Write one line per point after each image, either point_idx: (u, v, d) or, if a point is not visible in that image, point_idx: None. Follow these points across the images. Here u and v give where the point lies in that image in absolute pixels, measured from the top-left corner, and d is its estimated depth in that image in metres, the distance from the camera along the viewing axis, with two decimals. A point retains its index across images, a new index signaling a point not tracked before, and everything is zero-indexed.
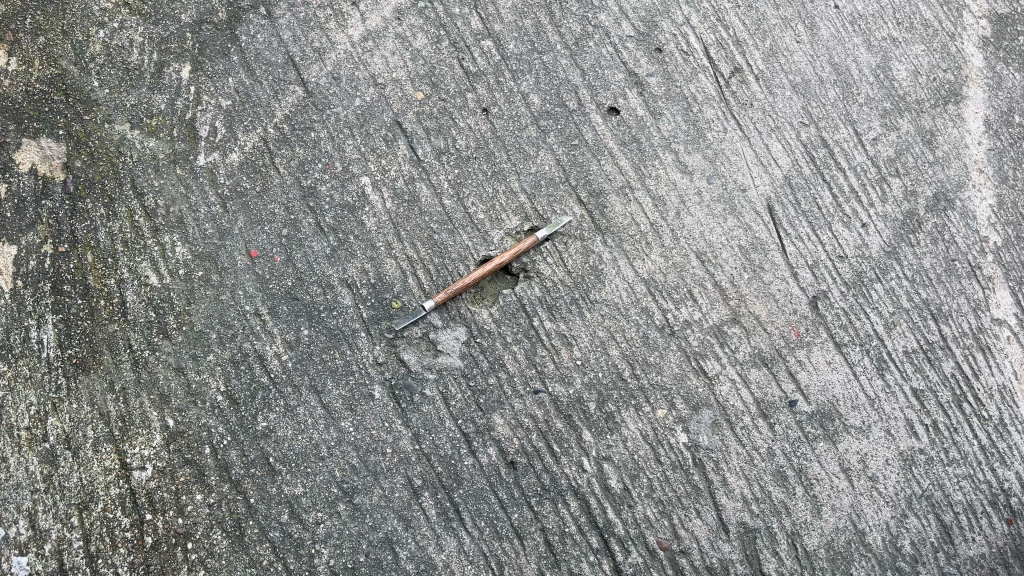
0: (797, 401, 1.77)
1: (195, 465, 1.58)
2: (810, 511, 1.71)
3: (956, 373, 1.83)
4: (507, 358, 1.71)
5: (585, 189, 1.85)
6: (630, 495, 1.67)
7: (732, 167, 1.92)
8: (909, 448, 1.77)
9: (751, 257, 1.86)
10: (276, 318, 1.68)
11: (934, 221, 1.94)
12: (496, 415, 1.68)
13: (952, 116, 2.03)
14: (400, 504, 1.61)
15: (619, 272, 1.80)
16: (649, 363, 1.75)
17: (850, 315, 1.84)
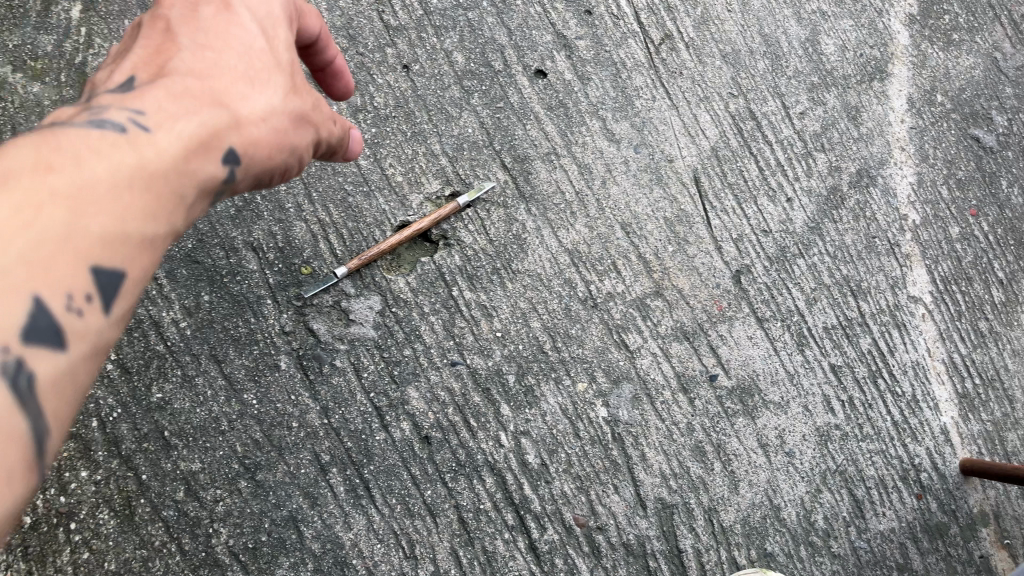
0: (717, 376, 1.75)
1: (80, 439, 1.45)
2: (727, 486, 1.69)
3: (873, 350, 1.84)
4: (424, 328, 1.64)
5: (509, 154, 1.78)
6: (548, 470, 1.62)
7: (660, 137, 1.87)
8: (826, 423, 1.77)
9: (676, 229, 1.82)
10: (174, 283, 1.56)
11: (856, 197, 1.94)
12: (411, 388, 1.60)
13: (877, 93, 2.03)
14: (307, 480, 1.52)
15: (542, 241, 1.74)
16: (571, 336, 1.70)
17: (772, 290, 1.83)
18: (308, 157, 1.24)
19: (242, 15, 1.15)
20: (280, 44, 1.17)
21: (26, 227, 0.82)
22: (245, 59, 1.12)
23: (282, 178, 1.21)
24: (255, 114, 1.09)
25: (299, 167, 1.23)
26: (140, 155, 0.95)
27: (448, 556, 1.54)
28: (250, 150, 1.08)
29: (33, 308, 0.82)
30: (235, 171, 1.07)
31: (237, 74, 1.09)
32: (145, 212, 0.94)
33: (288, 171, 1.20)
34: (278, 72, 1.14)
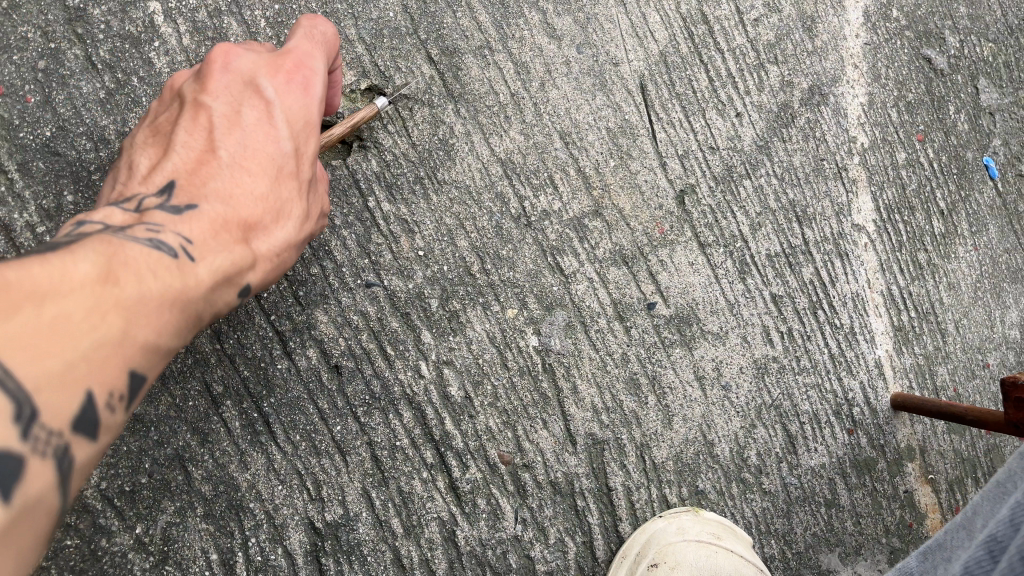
0: (655, 304, 1.62)
1: None
2: (661, 421, 1.59)
3: (814, 280, 1.75)
4: (335, 244, 1.43)
5: (437, 46, 1.55)
6: (472, 404, 1.47)
7: (605, 37, 1.67)
8: (764, 356, 1.68)
9: (619, 142, 1.65)
10: (27, 179, 1.31)
11: (807, 116, 1.81)
12: (319, 311, 1.41)
13: (834, 2, 1.88)
14: (195, 415, 1.33)
15: (472, 148, 1.54)
16: (501, 258, 1.53)
17: (717, 214, 1.69)
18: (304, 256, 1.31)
19: (278, 125, 1.18)
20: (308, 156, 1.21)
21: (91, 337, 0.86)
22: (277, 184, 1.17)
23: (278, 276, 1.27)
24: (277, 248, 1.17)
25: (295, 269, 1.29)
26: (182, 283, 1.02)
27: (359, 498, 1.39)
28: (263, 275, 1.17)
29: (82, 403, 0.85)
30: (247, 287, 1.15)
31: (267, 201, 1.16)
32: (171, 332, 1.00)
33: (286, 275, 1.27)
34: (300, 200, 1.20)
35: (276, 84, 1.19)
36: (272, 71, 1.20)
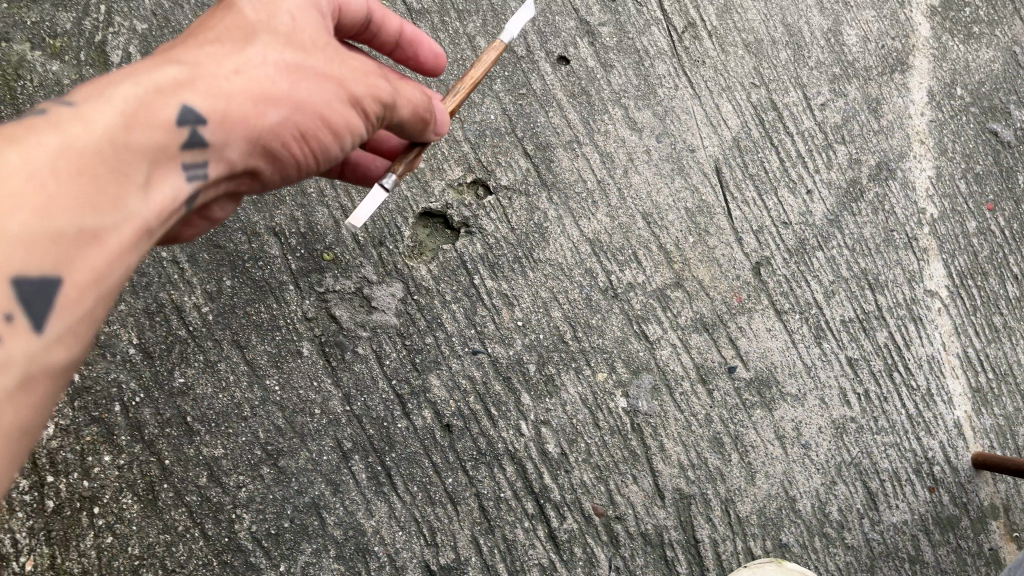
0: (735, 367, 1.75)
1: (103, 424, 1.46)
2: (744, 477, 1.70)
3: (889, 344, 1.85)
4: (445, 316, 1.63)
5: (531, 142, 1.76)
6: (567, 460, 1.63)
7: (682, 127, 1.86)
8: (841, 416, 1.78)
9: (697, 220, 1.82)
10: (195, 267, 1.55)
11: (875, 190, 1.93)
12: (432, 376, 1.60)
13: (897, 85, 2.02)
14: (328, 467, 1.52)
15: (563, 230, 1.73)
16: (591, 327, 1.70)
17: (791, 283, 1.83)
18: (352, 111, 1.19)
19: (219, 17, 1.13)
20: (231, 20, 1.12)
21: None
22: (223, 36, 1.09)
23: (319, 137, 1.18)
24: (227, 84, 1.06)
25: (342, 120, 1.18)
26: (64, 134, 0.90)
27: (468, 544, 1.55)
28: (238, 122, 1.07)
29: None
30: (217, 135, 1.05)
31: (208, 54, 1.07)
32: (87, 200, 0.88)
33: (321, 132, 1.17)
34: (238, 40, 1.10)
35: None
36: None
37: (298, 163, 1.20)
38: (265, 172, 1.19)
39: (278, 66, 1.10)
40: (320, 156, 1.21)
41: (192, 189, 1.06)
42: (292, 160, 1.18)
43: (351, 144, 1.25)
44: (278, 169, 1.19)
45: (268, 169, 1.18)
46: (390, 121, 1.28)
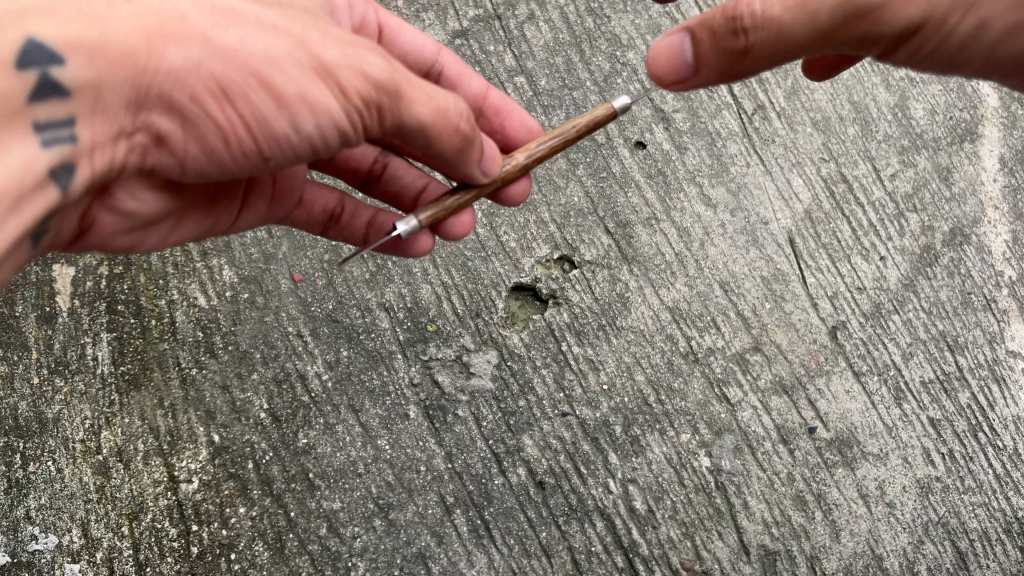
0: (816, 428, 1.82)
1: (238, 479, 1.65)
2: (829, 535, 1.76)
3: (972, 404, 1.88)
4: (537, 381, 1.78)
5: (612, 220, 1.92)
6: (655, 516, 1.73)
7: (755, 202, 1.99)
8: (926, 475, 1.82)
9: (772, 287, 1.92)
10: (316, 339, 1.76)
11: (950, 255, 2.00)
12: (526, 436, 1.75)
13: (968, 153, 2.10)
14: (433, 520, 1.67)
15: (644, 300, 1.87)
16: (674, 390, 1.81)
17: (868, 345, 1.90)
18: (318, 82, 1.15)
19: None
20: None
21: None
22: None
23: (253, 101, 1.14)
24: (123, 14, 1.08)
25: (283, 80, 1.14)
26: None
27: None
28: (121, 58, 1.07)
29: None
30: (91, 72, 1.07)
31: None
32: None
33: (253, 93, 1.13)
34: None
35: None
36: None
37: (229, 134, 1.17)
38: (180, 142, 1.18)
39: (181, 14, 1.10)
40: (264, 137, 1.18)
41: (56, 149, 1.10)
42: (219, 129, 1.16)
43: (337, 134, 1.21)
44: (199, 146, 1.19)
45: (179, 139, 1.17)
46: (402, 122, 1.24)
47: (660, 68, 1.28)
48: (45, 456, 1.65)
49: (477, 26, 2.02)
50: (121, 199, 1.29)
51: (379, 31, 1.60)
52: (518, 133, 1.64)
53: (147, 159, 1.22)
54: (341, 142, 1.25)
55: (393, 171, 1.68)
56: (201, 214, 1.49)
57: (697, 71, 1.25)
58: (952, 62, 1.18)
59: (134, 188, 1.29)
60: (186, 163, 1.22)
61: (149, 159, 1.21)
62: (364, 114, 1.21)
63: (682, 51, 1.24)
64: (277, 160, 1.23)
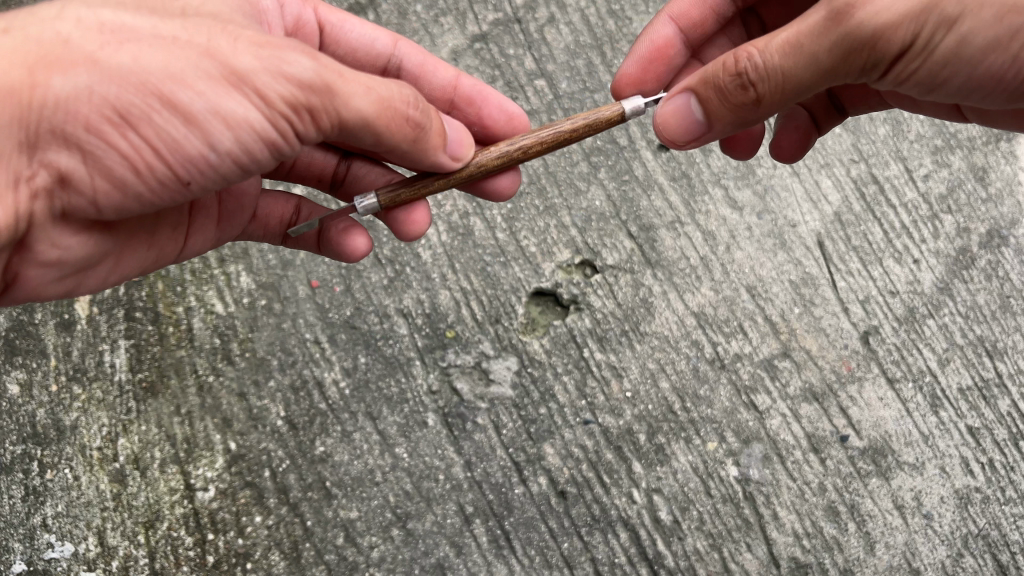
0: (849, 436, 1.76)
1: (255, 487, 1.64)
2: (863, 547, 1.70)
3: (1012, 412, 1.81)
4: (558, 388, 1.74)
5: (635, 224, 1.88)
6: (681, 527, 1.68)
7: (782, 204, 1.93)
8: (965, 486, 1.75)
9: (802, 291, 1.86)
10: (334, 346, 1.74)
11: (987, 257, 1.92)
12: (547, 444, 1.70)
13: (1006, 152, 2.02)
14: (452, 530, 1.64)
15: (669, 304, 1.82)
16: (699, 397, 1.76)
17: (903, 351, 1.83)
18: (228, 93, 1.13)
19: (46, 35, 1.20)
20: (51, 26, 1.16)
21: None
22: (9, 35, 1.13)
23: (159, 123, 1.13)
24: (6, 50, 1.10)
25: (188, 93, 1.12)
26: None
27: None
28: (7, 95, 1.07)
29: None
30: None
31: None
32: None
33: (156, 113, 1.12)
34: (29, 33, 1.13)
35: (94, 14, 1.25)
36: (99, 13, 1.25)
37: (140, 160, 1.15)
38: (91, 179, 1.15)
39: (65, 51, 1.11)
40: (179, 159, 1.16)
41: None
42: (129, 157, 1.14)
43: (260, 144, 1.19)
44: (110, 181, 1.16)
45: (86, 175, 1.15)
46: (344, 121, 1.21)
47: (671, 131, 1.35)
48: (62, 464, 1.64)
49: (496, 30, 1.99)
50: (44, 252, 1.24)
51: (323, 31, 1.58)
52: (496, 121, 1.58)
53: (60, 202, 1.18)
54: (267, 153, 1.22)
55: (356, 174, 1.63)
56: (142, 251, 1.42)
57: (710, 122, 1.32)
58: (937, 81, 1.22)
59: (56, 238, 1.24)
60: (102, 200, 1.18)
61: (61, 202, 1.18)
62: (286, 122, 1.18)
63: (690, 110, 1.32)
64: (198, 181, 1.21)
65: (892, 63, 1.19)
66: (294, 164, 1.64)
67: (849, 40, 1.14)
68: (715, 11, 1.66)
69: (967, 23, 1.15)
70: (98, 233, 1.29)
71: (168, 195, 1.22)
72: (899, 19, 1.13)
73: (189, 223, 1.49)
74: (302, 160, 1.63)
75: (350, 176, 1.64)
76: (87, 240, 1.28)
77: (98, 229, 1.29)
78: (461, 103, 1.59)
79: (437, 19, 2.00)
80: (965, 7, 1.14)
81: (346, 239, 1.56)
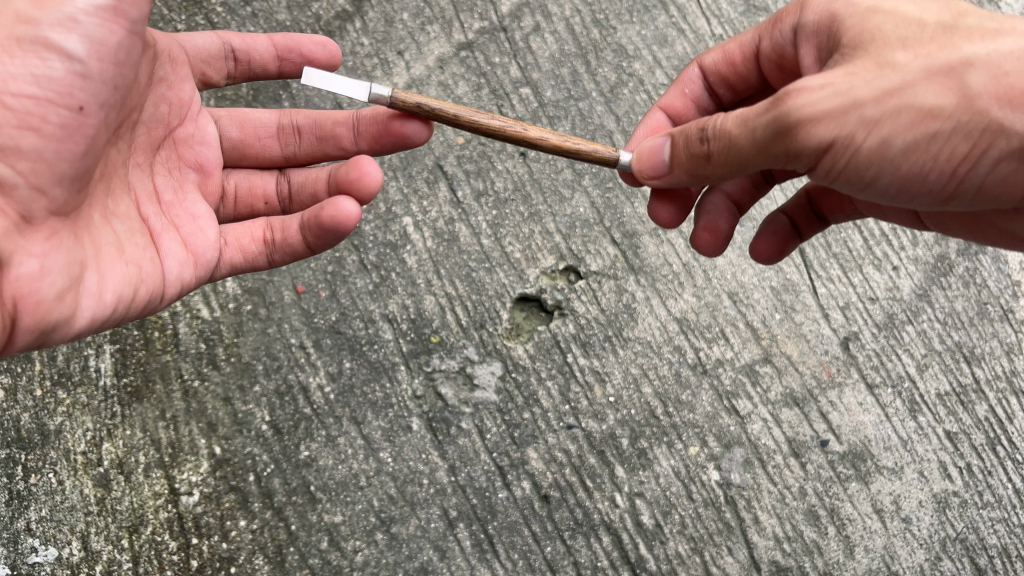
0: (828, 441, 1.78)
1: (239, 492, 1.64)
2: (843, 551, 1.72)
3: (990, 417, 1.84)
4: (542, 393, 1.76)
5: (619, 230, 1.90)
6: (663, 531, 1.69)
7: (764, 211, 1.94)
8: (943, 490, 1.77)
9: (783, 298, 1.88)
10: (319, 351, 1.75)
11: (965, 265, 1.95)
12: (530, 449, 1.72)
13: None
14: (436, 534, 1.66)
15: (651, 310, 1.84)
16: (681, 402, 1.78)
17: (882, 357, 1.85)
18: (53, 1, 1.19)
19: None
20: None
21: None
22: None
23: (29, 71, 1.18)
24: None
25: (29, 26, 1.18)
26: None
27: None
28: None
29: None
30: None
31: None
32: None
33: (14, 62, 1.17)
34: None
35: None
36: None
37: (43, 112, 1.18)
38: (13, 162, 1.15)
39: None
40: (59, 91, 1.19)
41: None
42: (29, 115, 1.17)
43: (111, 31, 1.23)
44: (29, 157, 1.16)
45: (7, 165, 1.14)
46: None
47: (641, 164, 1.40)
48: (46, 468, 1.65)
49: (482, 38, 2.01)
50: (22, 263, 1.13)
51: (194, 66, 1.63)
52: (318, 55, 1.68)
53: (8, 206, 1.14)
54: (130, 36, 1.25)
55: (298, 177, 1.62)
56: (121, 264, 1.29)
57: (673, 169, 1.35)
58: (863, 180, 1.23)
59: (27, 249, 1.14)
60: (41, 174, 1.16)
61: (11, 204, 1.14)
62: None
63: (662, 150, 1.35)
64: (92, 103, 1.22)
65: (817, 157, 1.20)
66: (236, 193, 1.61)
67: (778, 124, 1.16)
68: (698, 104, 1.65)
69: (890, 127, 1.16)
70: (66, 236, 1.20)
71: (85, 140, 1.22)
72: (824, 113, 1.15)
73: (155, 246, 1.37)
74: (241, 187, 1.62)
75: (295, 184, 1.63)
76: (60, 242, 1.19)
77: (65, 235, 1.20)
78: (285, 53, 1.67)
79: (424, 27, 2.01)
80: (885, 110, 1.15)
81: (334, 208, 1.37)
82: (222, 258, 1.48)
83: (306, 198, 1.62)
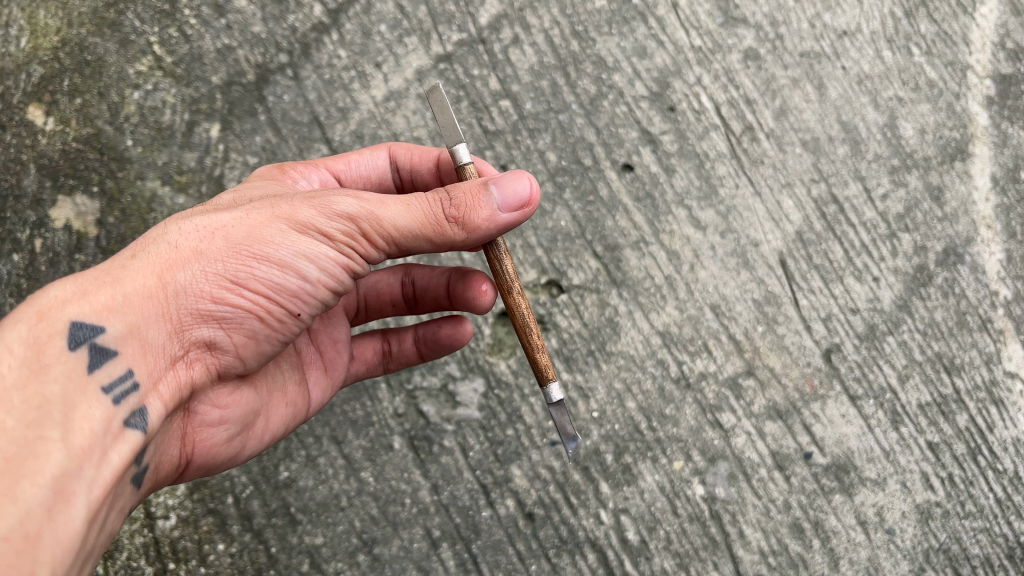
0: (812, 453, 1.77)
1: (217, 514, 1.65)
2: (827, 564, 1.72)
3: (971, 427, 1.80)
4: (525, 409, 1.75)
5: (601, 244, 1.88)
6: (648, 547, 1.70)
7: (744, 223, 1.91)
8: (926, 501, 1.76)
9: (765, 310, 1.86)
10: None
11: (944, 275, 1.88)
12: (514, 466, 1.72)
13: (959, 172, 1.94)
14: (419, 554, 1.67)
15: (634, 323, 1.83)
16: (666, 416, 1.77)
17: (864, 368, 1.82)
18: (302, 236, 1.24)
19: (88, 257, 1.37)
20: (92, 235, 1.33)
21: None
22: (147, 239, 1.25)
23: (260, 278, 1.24)
24: (134, 261, 1.21)
25: (272, 246, 1.23)
26: None
27: None
28: (146, 300, 1.19)
29: None
30: (124, 323, 1.18)
31: (129, 252, 1.23)
32: None
33: (259, 265, 1.23)
34: (175, 220, 1.27)
35: (227, 191, 1.41)
36: (233, 191, 1.41)
37: (250, 312, 1.26)
38: (231, 335, 1.28)
39: (232, 239, 1.23)
40: (287, 298, 1.27)
41: (127, 401, 1.17)
42: (235, 316, 1.25)
43: (341, 268, 1.29)
44: (242, 336, 1.29)
45: (227, 337, 1.28)
46: (453, 242, 1.27)
47: None
48: None
49: (461, 50, 1.98)
50: (206, 412, 1.35)
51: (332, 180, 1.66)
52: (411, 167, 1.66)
53: (212, 366, 1.30)
54: (351, 276, 1.33)
55: (421, 282, 1.67)
56: (284, 408, 1.49)
57: None
58: None
59: (213, 397, 1.35)
60: (242, 352, 1.31)
61: (212, 365, 1.30)
62: (358, 240, 1.26)
63: None
64: (308, 312, 1.32)
65: None
66: (364, 301, 1.68)
67: None
68: None
69: None
70: (246, 388, 1.40)
71: (281, 336, 1.33)
72: None
73: (306, 380, 1.54)
74: (369, 295, 1.68)
75: (417, 286, 1.67)
76: (239, 394, 1.39)
77: (244, 383, 1.40)
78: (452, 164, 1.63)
79: (402, 39, 1.98)
80: None
81: (453, 331, 1.62)
82: (350, 372, 1.63)
83: (428, 300, 1.69)
